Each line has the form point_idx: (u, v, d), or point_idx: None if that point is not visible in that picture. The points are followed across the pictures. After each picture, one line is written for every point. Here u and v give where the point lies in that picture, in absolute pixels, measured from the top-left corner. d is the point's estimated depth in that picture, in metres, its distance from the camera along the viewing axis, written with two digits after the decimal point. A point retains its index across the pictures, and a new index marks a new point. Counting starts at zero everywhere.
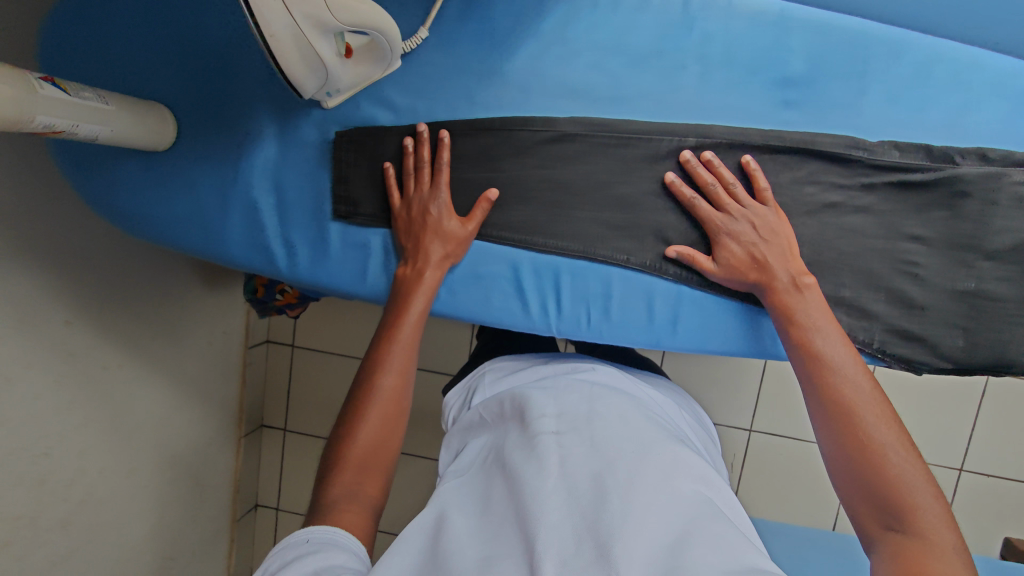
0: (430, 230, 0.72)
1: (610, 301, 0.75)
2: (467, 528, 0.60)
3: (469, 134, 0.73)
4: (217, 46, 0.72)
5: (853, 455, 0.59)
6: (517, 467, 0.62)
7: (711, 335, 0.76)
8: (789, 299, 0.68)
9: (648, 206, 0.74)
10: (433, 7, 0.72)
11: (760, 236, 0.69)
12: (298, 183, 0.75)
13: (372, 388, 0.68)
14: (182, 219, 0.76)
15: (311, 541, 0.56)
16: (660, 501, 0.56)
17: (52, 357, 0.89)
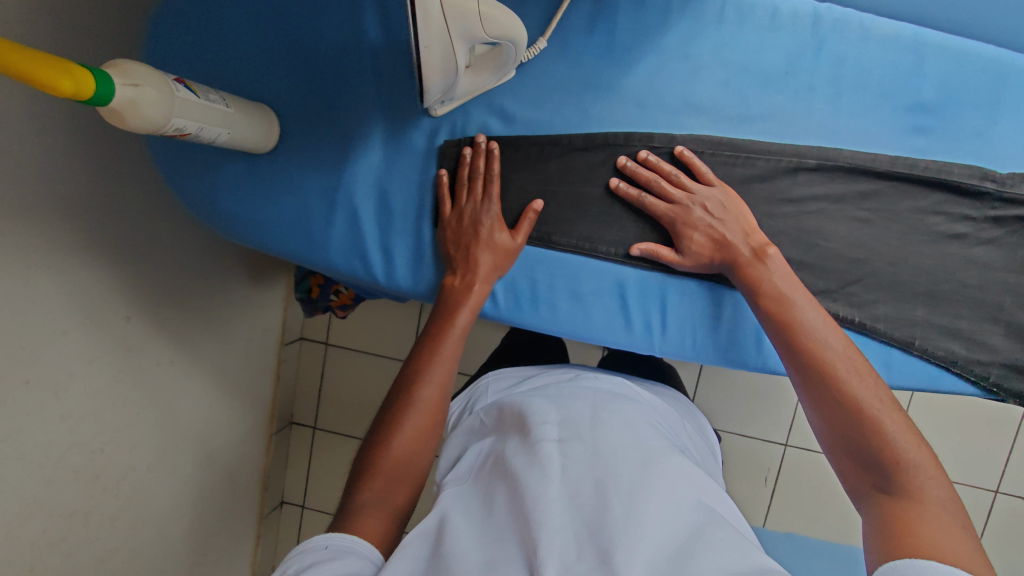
0: (480, 242, 0.70)
1: (717, 322, 0.73)
2: (467, 530, 0.59)
3: (586, 150, 0.72)
4: (329, 49, 0.70)
5: (850, 427, 0.60)
6: (518, 471, 0.61)
7: None
8: (754, 272, 0.67)
9: (765, 228, 0.72)
10: (555, 17, 0.70)
11: (717, 216, 0.68)
12: (405, 189, 0.73)
13: (412, 398, 0.67)
14: (283, 224, 0.74)
15: (331, 548, 0.56)
16: (664, 508, 0.56)
17: (113, 351, 0.87)
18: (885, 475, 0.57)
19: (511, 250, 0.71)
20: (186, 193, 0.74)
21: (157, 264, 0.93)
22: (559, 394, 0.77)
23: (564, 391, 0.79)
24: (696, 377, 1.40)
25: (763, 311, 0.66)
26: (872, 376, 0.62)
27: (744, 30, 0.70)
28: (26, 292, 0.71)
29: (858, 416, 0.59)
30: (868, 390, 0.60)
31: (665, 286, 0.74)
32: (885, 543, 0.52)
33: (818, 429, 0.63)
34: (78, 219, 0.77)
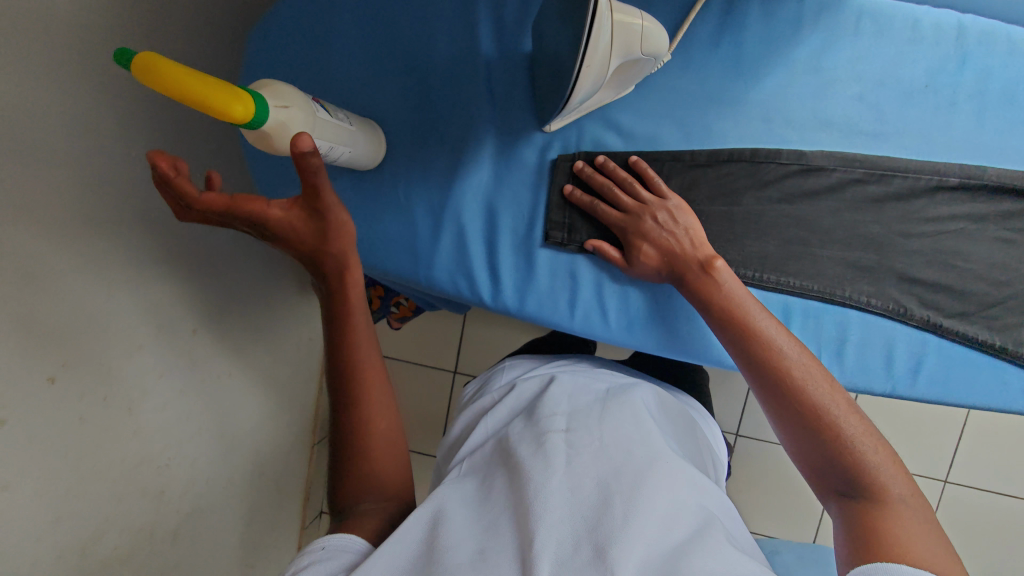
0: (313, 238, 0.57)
1: (846, 344, 0.69)
2: (463, 516, 0.56)
3: (711, 166, 0.68)
4: (440, 65, 0.69)
5: (803, 436, 0.55)
6: (524, 461, 0.58)
7: (956, 387, 0.69)
8: (701, 283, 0.63)
9: (897, 248, 0.69)
10: (681, 28, 0.65)
11: (665, 229, 0.65)
12: (512, 206, 0.70)
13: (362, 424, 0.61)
14: (386, 242, 0.71)
15: (329, 547, 0.54)
16: (664, 508, 0.53)
17: (181, 365, 0.86)
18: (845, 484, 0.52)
19: (338, 219, 0.56)
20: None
21: (220, 276, 0.93)
22: (577, 382, 0.75)
23: (572, 377, 0.76)
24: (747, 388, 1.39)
25: (713, 318, 0.62)
26: (826, 378, 0.57)
27: (883, 43, 0.67)
28: (105, 305, 0.70)
29: (810, 419, 0.55)
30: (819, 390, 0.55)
31: (787, 307, 0.70)
32: (855, 547, 0.48)
33: (779, 432, 0.59)
34: (156, 232, 0.76)
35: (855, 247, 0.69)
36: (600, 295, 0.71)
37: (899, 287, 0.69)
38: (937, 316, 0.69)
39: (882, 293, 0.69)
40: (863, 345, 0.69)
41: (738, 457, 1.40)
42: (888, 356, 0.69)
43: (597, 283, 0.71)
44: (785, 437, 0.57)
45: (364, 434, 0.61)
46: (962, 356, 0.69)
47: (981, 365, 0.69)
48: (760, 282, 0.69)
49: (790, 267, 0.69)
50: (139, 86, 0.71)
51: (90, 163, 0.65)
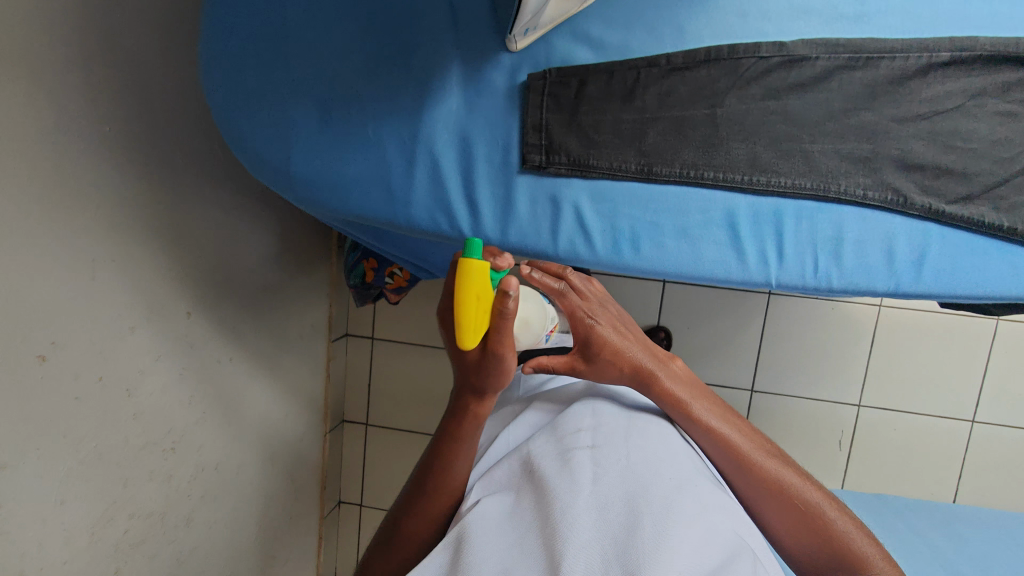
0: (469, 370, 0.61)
1: (845, 242, 0.49)
2: (491, 529, 0.62)
3: (686, 62, 0.48)
4: None
5: (790, 516, 0.71)
6: (553, 480, 0.63)
7: (991, 273, 0.49)
8: (665, 385, 0.74)
9: (928, 150, 0.48)
10: None
11: (618, 336, 0.74)
12: (496, 118, 0.51)
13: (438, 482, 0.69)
14: (359, 180, 0.54)
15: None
16: (693, 532, 0.57)
17: (178, 349, 0.86)
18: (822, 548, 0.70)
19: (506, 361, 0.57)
20: (240, 146, 0.56)
21: (215, 259, 0.93)
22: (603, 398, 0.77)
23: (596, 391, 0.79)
24: (757, 340, 1.37)
25: (687, 419, 0.74)
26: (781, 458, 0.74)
27: None
28: (92, 284, 0.69)
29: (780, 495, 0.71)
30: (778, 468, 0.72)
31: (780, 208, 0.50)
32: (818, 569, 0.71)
33: (763, 518, 0.73)
34: (146, 212, 0.76)
35: (849, 138, 0.48)
36: (581, 220, 0.52)
37: (950, 189, 0.48)
38: (997, 214, 0.48)
39: (922, 195, 0.48)
40: (867, 241, 0.49)
41: (752, 411, 1.39)
42: (895, 253, 0.49)
43: (580, 208, 0.52)
44: (785, 527, 0.72)
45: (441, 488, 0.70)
46: (970, 243, 0.49)
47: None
48: (753, 188, 0.49)
49: (784, 168, 0.48)
50: (115, 56, 0.69)
51: (66, 134, 0.63)
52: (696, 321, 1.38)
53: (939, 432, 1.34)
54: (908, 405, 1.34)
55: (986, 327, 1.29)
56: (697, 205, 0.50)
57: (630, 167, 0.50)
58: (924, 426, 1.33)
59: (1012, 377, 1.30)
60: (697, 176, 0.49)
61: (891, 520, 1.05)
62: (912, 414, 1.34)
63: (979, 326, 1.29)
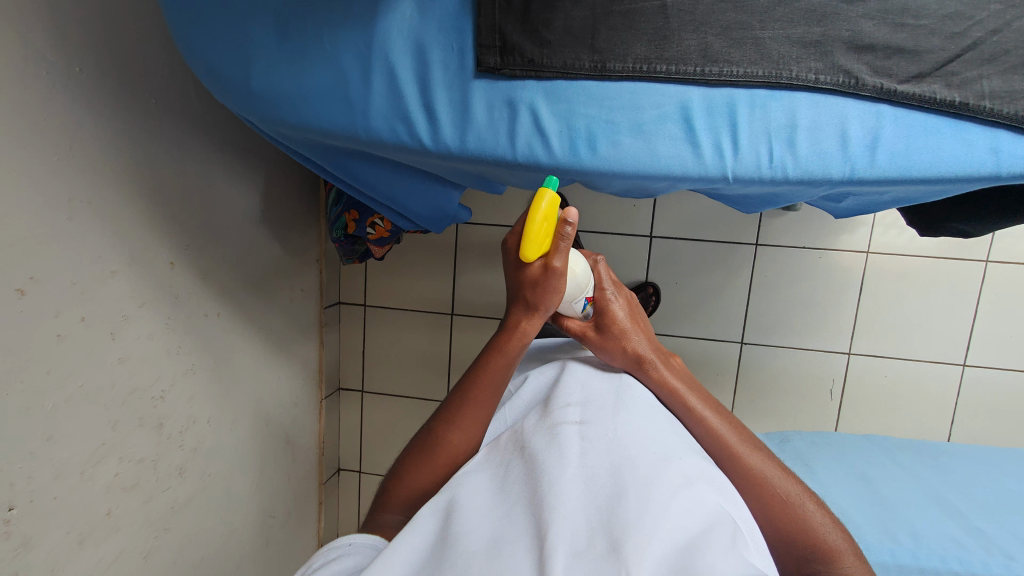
0: (526, 283, 0.70)
1: (798, 131, 0.49)
2: (478, 501, 0.63)
3: None
4: None
5: (770, 511, 0.71)
6: (541, 454, 0.64)
7: (933, 154, 0.47)
8: (663, 373, 0.81)
9: (882, 30, 0.46)
10: None
11: (630, 323, 0.83)
12: (448, 30, 0.52)
13: (440, 440, 0.74)
14: (317, 98, 0.55)
15: (354, 544, 0.66)
16: (678, 500, 0.59)
17: (163, 298, 0.88)
18: (803, 549, 0.70)
19: (557, 281, 0.68)
20: (201, 63, 0.56)
21: (197, 213, 0.93)
22: (584, 372, 0.81)
23: (581, 371, 0.81)
24: (746, 291, 1.36)
25: (679, 404, 0.80)
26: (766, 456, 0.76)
27: None
28: (69, 224, 0.70)
29: (765, 493, 0.72)
30: (768, 465, 0.74)
31: (734, 101, 0.49)
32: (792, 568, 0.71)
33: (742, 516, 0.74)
34: (123, 157, 0.77)
35: (798, 22, 0.47)
36: (537, 120, 0.52)
37: (906, 66, 0.46)
38: (951, 91, 0.46)
39: (876, 78, 0.47)
40: (821, 128, 0.48)
41: (743, 362, 1.40)
42: (850, 136, 0.48)
43: (536, 110, 0.52)
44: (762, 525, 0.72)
45: (440, 445, 0.74)
46: (921, 124, 0.47)
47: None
48: (704, 79, 0.49)
49: (735, 57, 0.48)
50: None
51: (38, 71, 0.64)
52: (685, 275, 1.37)
53: (931, 377, 1.34)
54: (899, 352, 1.34)
55: (973, 271, 1.28)
56: (653, 99, 0.50)
57: (582, 64, 0.50)
58: (912, 372, 1.33)
59: (1002, 320, 1.29)
60: (649, 72, 0.49)
61: (873, 453, 0.99)
62: (904, 360, 1.34)
63: (967, 270, 1.28)
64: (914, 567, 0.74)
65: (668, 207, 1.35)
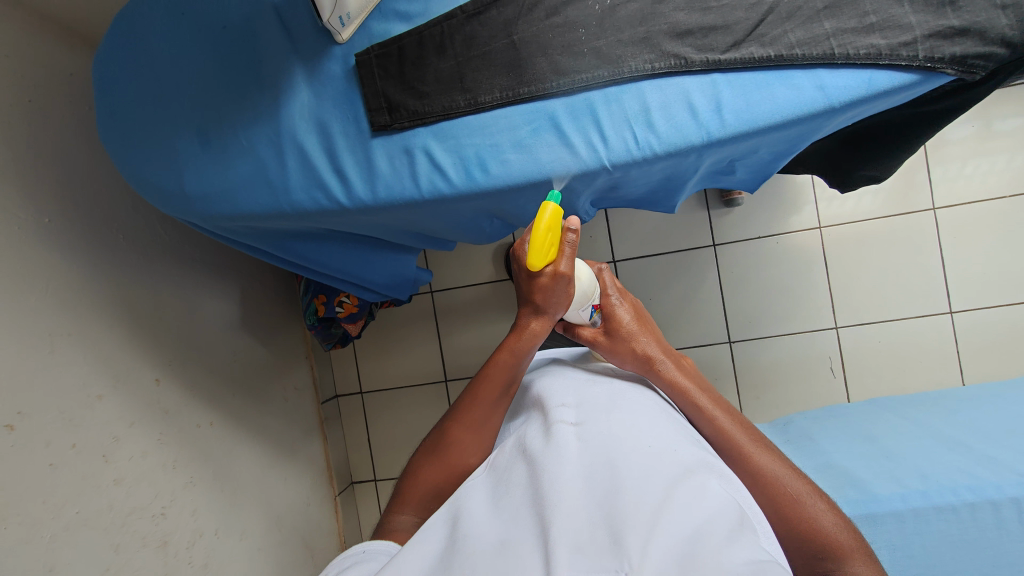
0: (532, 288, 0.66)
1: (652, 113, 0.55)
2: (482, 512, 0.51)
3: (479, 13, 0.57)
4: (220, 23, 0.62)
5: (774, 507, 0.58)
6: (539, 453, 0.54)
7: (771, 105, 0.54)
8: (673, 372, 0.73)
9: (692, 17, 0.54)
10: None
11: (638, 326, 0.77)
12: (341, 106, 0.60)
13: (450, 435, 0.67)
14: (245, 186, 0.62)
15: (369, 551, 0.58)
16: (684, 486, 0.48)
17: (152, 415, 0.91)
18: (809, 549, 0.56)
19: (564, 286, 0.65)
20: (144, 183, 0.65)
21: (176, 330, 0.99)
22: (572, 377, 0.71)
23: (565, 375, 0.72)
24: (719, 291, 1.39)
25: (687, 400, 0.70)
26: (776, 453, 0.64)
27: None
28: (51, 357, 0.76)
29: (770, 489, 0.59)
30: (772, 460, 0.61)
31: (592, 102, 0.57)
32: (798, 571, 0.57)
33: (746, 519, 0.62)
34: (97, 290, 0.84)
35: (624, 27, 0.55)
36: (432, 158, 0.59)
37: (721, 37, 0.54)
38: (765, 48, 0.53)
39: (701, 52, 0.54)
40: (670, 106, 0.55)
41: (737, 360, 1.40)
42: (696, 106, 0.55)
43: (430, 150, 0.59)
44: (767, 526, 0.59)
45: (451, 438, 0.67)
46: (752, 82, 0.54)
47: (852, 86, 0.52)
48: (561, 89, 0.56)
49: (581, 67, 0.56)
50: (54, 160, 0.80)
51: (9, 228, 0.72)
52: (656, 289, 1.41)
53: (925, 332, 1.33)
54: (884, 314, 1.34)
55: (926, 220, 1.31)
56: (524, 117, 0.58)
57: (458, 104, 0.59)
58: (902, 330, 1.33)
59: (972, 259, 1.31)
60: (514, 96, 0.57)
61: (876, 412, 0.98)
62: (892, 321, 1.34)
63: (919, 221, 1.32)
64: (929, 507, 0.70)
65: (622, 231, 1.41)
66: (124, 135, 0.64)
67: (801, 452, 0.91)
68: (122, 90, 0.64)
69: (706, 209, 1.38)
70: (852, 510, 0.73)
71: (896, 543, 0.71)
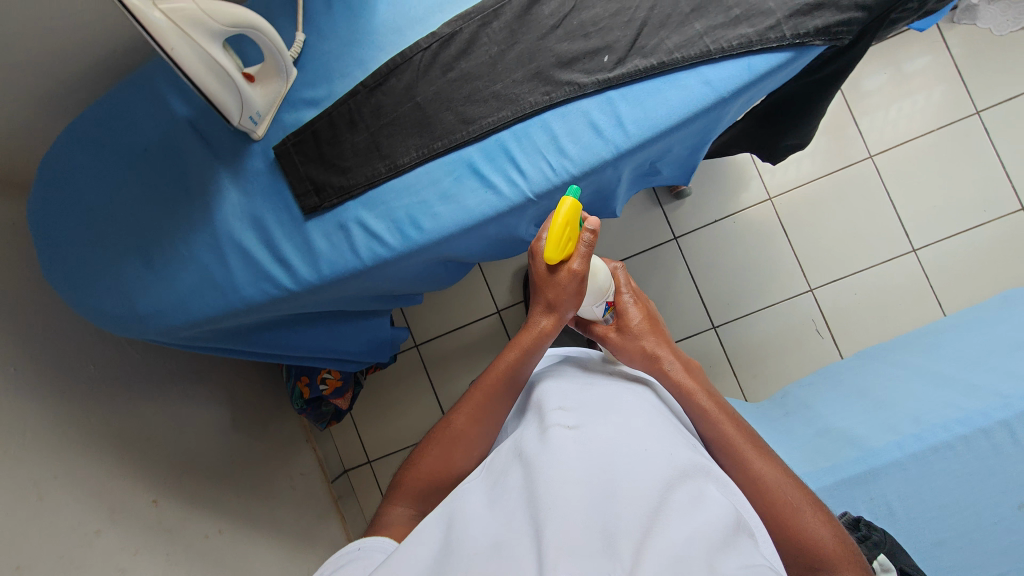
0: (541, 284, 0.61)
1: (561, 139, 0.58)
2: (480, 519, 0.45)
3: (381, 85, 0.61)
4: (143, 147, 0.65)
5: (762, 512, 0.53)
6: (538, 452, 0.47)
7: (668, 110, 0.56)
8: (682, 378, 0.64)
9: (574, 49, 0.58)
10: (297, 10, 0.63)
11: (651, 327, 0.68)
12: (271, 201, 0.63)
13: (455, 424, 0.61)
14: (195, 294, 0.64)
15: (364, 548, 0.53)
16: (678, 493, 0.44)
17: (156, 537, 0.90)
18: (797, 560, 0.50)
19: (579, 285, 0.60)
20: (94, 312, 0.66)
21: (164, 446, 0.98)
22: (572, 372, 0.63)
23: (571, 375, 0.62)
24: (691, 281, 1.41)
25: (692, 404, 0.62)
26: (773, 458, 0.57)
27: None
28: (41, 504, 0.75)
29: (766, 498, 0.53)
30: (770, 468, 0.54)
31: (503, 141, 0.59)
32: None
33: None
34: (76, 425, 0.84)
35: (515, 69, 0.59)
36: (367, 228, 0.61)
37: (604, 58, 0.57)
38: (647, 59, 0.56)
39: (591, 72, 0.57)
40: (575, 129, 0.58)
41: (727, 343, 1.39)
42: (599, 124, 0.57)
43: (362, 220, 0.62)
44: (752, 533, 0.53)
45: (456, 429, 0.61)
46: (646, 91, 0.57)
47: (735, 75, 0.56)
48: (471, 136, 0.59)
49: (484, 112, 0.59)
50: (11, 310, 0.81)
51: None
52: None
53: (897, 274, 1.35)
54: (854, 266, 1.36)
55: (868, 169, 1.35)
56: (444, 169, 0.60)
57: (379, 172, 0.61)
58: (875, 277, 1.35)
59: (921, 195, 1.34)
60: (430, 152, 0.60)
61: (861, 364, 0.98)
62: (862, 271, 1.36)
63: (861, 171, 1.36)
64: (927, 449, 0.71)
65: None
66: (69, 270, 0.65)
67: (796, 421, 0.91)
68: (59, 229, 0.65)
69: (659, 206, 1.42)
70: (854, 470, 0.74)
71: (906, 493, 0.72)
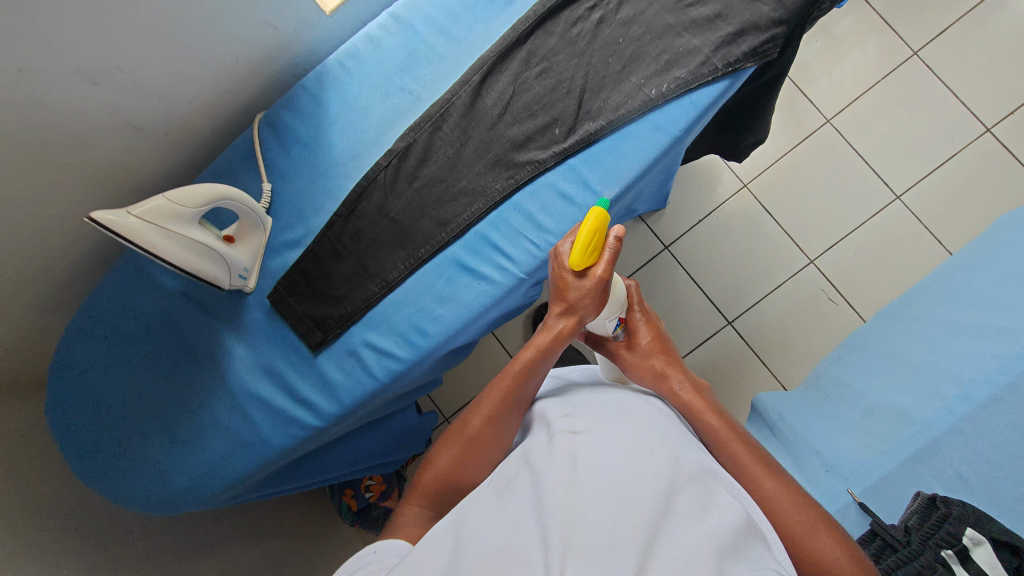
0: (562, 285, 0.54)
1: (536, 215, 0.60)
2: (491, 528, 0.38)
3: (354, 210, 0.63)
4: (144, 328, 0.66)
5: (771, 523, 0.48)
6: (544, 460, 0.41)
7: (626, 163, 0.58)
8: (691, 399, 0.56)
9: (526, 133, 0.60)
10: (258, 162, 0.65)
11: (664, 346, 0.61)
12: (280, 348, 0.65)
13: (471, 424, 0.51)
14: (227, 458, 0.64)
15: (380, 551, 0.44)
16: (690, 497, 0.39)
17: None
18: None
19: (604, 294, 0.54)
20: (132, 500, 0.65)
21: None
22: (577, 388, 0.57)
23: (579, 392, 0.54)
24: (694, 284, 1.40)
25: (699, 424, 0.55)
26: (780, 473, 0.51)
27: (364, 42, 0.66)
28: None
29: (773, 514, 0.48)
30: (778, 485, 0.49)
31: (482, 231, 0.61)
32: None
33: None
34: None
35: (477, 162, 0.61)
36: (375, 348, 0.62)
37: (556, 133, 0.60)
38: (595, 122, 0.59)
39: (548, 148, 0.60)
40: (547, 202, 0.59)
41: (747, 335, 1.37)
42: (567, 192, 0.59)
43: (369, 340, 0.62)
44: None
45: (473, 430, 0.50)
46: (604, 149, 0.59)
47: (680, 115, 0.57)
48: (450, 236, 0.61)
49: (457, 211, 0.61)
50: None
51: None
52: None
53: (888, 225, 1.33)
54: (846, 228, 1.35)
55: (827, 133, 1.37)
56: (433, 273, 0.62)
57: (374, 292, 0.63)
58: (869, 233, 1.33)
59: (887, 143, 1.34)
60: (416, 259, 0.62)
61: (871, 328, 0.97)
62: (856, 230, 1.34)
63: (823, 137, 1.37)
64: (976, 408, 0.71)
65: None
66: (98, 467, 0.65)
67: (830, 404, 0.89)
68: (77, 430, 0.65)
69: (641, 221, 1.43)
70: (914, 447, 0.73)
71: (971, 456, 0.71)
